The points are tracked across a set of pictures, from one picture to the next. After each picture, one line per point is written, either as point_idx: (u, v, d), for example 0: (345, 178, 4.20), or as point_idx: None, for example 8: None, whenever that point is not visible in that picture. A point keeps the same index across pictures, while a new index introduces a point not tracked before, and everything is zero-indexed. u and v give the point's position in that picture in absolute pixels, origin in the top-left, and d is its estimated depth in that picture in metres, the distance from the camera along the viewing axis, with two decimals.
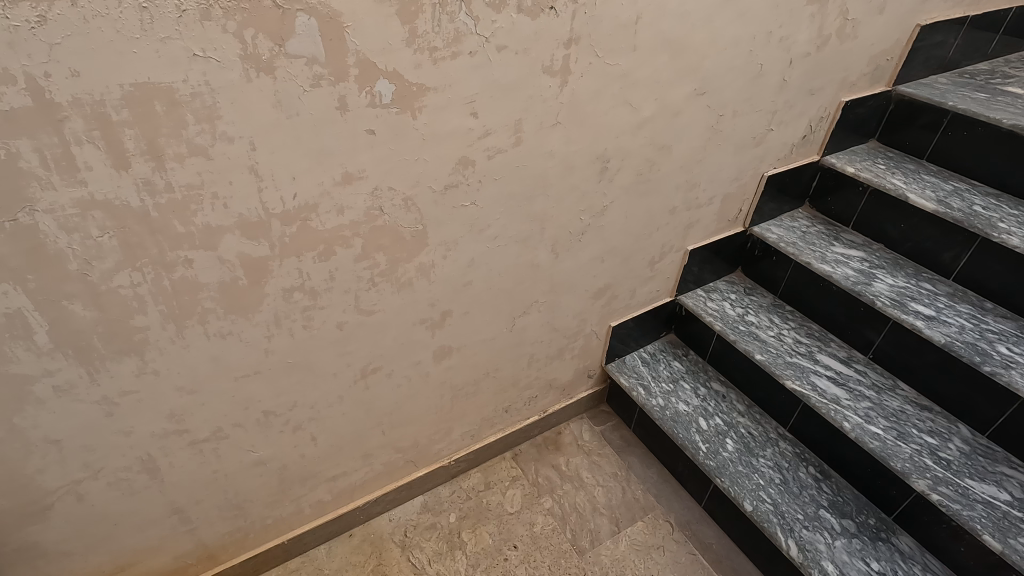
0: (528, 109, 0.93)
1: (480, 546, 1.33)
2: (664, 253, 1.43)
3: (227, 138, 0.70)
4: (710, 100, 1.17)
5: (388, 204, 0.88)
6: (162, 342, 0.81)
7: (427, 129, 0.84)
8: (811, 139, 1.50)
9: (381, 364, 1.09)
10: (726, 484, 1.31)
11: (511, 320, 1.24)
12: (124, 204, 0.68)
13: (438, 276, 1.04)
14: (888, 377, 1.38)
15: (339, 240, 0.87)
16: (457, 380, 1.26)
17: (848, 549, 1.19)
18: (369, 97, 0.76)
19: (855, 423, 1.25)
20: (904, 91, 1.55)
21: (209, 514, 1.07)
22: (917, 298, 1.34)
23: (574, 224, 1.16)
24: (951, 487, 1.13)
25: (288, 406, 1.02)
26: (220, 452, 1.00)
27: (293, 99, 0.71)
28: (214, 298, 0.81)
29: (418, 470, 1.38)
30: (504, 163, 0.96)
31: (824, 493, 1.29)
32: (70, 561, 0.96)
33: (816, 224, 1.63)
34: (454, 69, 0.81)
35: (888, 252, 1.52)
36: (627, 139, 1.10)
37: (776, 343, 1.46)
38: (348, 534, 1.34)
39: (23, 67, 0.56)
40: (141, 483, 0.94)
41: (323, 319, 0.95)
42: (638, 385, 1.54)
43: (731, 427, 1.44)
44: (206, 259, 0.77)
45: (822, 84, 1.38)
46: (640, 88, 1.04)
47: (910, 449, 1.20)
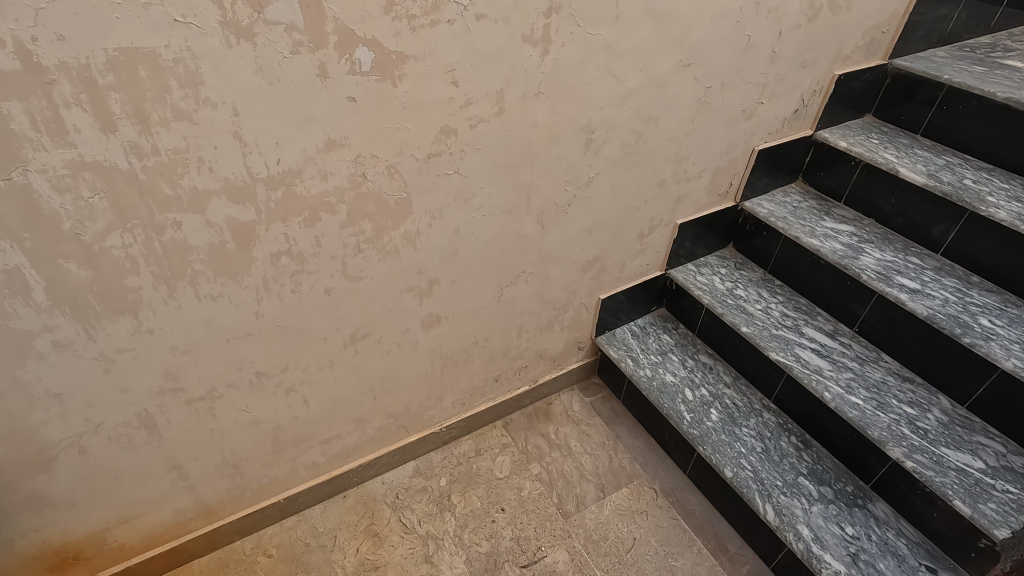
0: (510, 78, 0.94)
1: (469, 508, 1.38)
2: (654, 227, 1.45)
3: (210, 104, 0.72)
4: (697, 72, 1.18)
5: (372, 171, 0.91)
6: (155, 302, 0.85)
7: (409, 97, 0.86)
8: (804, 113, 1.50)
9: (370, 329, 1.13)
10: (708, 452, 1.34)
11: (499, 290, 1.27)
12: (113, 165, 0.71)
13: (424, 245, 1.07)
14: (872, 350, 1.39)
15: (324, 206, 0.90)
16: (446, 348, 1.29)
17: (824, 514, 1.22)
18: (349, 64, 0.79)
19: (835, 393, 1.28)
20: (900, 64, 1.54)
21: (206, 470, 1.12)
22: (903, 271, 1.35)
23: (561, 195, 1.19)
24: (926, 455, 1.15)
25: (279, 368, 1.06)
26: (215, 412, 1.04)
27: (274, 65, 0.74)
28: (204, 261, 0.85)
29: (410, 436, 1.43)
30: (487, 133, 0.98)
31: (804, 462, 1.32)
32: (76, 511, 1.01)
33: (809, 199, 1.63)
34: (434, 37, 0.83)
35: (879, 227, 1.53)
36: (613, 110, 1.12)
37: (763, 316, 1.48)
38: (341, 495, 1.39)
39: (12, 31, 0.59)
40: (140, 438, 0.99)
41: (311, 284, 0.98)
42: (627, 356, 1.57)
43: (717, 398, 1.47)
44: (195, 222, 0.81)
45: (815, 57, 1.38)
46: (624, 59, 1.05)
47: (888, 418, 1.22)
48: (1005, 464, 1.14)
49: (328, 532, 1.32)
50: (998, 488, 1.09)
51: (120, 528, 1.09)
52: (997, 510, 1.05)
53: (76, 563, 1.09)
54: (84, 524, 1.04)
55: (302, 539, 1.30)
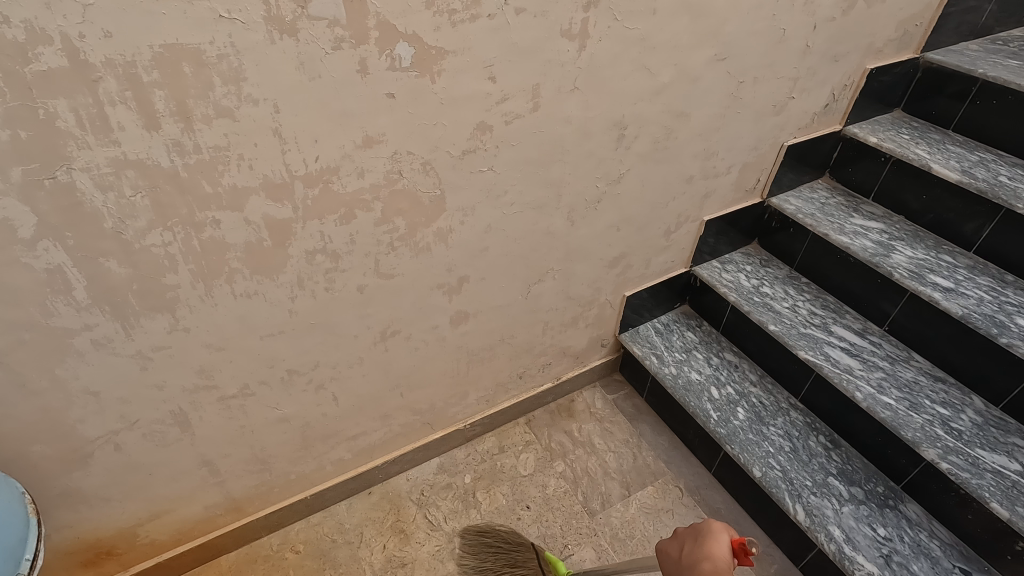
0: (546, 73, 0.93)
1: (494, 505, 1.38)
2: (680, 223, 1.43)
3: (252, 101, 0.71)
4: (730, 66, 1.16)
5: (407, 168, 0.90)
6: (192, 300, 0.85)
7: (446, 93, 0.85)
8: (834, 108, 1.47)
9: (399, 327, 1.12)
10: (736, 451, 1.33)
11: (526, 287, 1.25)
12: (155, 163, 0.70)
13: (455, 242, 1.06)
14: (902, 349, 1.38)
15: (359, 203, 0.89)
16: (473, 345, 1.28)
17: (855, 515, 1.21)
18: (389, 60, 0.77)
19: (867, 394, 1.26)
20: (932, 58, 1.51)
21: (236, 467, 1.12)
22: (936, 270, 1.34)
23: (591, 192, 1.17)
24: (961, 457, 1.13)
25: (310, 365, 1.06)
26: (247, 409, 1.04)
27: (316, 61, 0.73)
28: (241, 258, 0.84)
29: (435, 432, 1.42)
30: (522, 129, 0.97)
31: (834, 462, 1.31)
32: (109, 507, 1.01)
33: (836, 196, 1.60)
34: (473, 32, 0.81)
35: (908, 224, 1.50)
36: (645, 105, 1.10)
37: (791, 314, 1.46)
38: (367, 491, 1.39)
39: (60, 28, 0.58)
40: (172, 435, 0.99)
41: (344, 281, 0.97)
42: (651, 354, 1.55)
43: (743, 396, 1.45)
44: (233, 220, 0.80)
45: (847, 51, 1.35)
46: (660, 53, 1.03)
47: (921, 419, 1.21)
48: None
49: (354, 529, 1.32)
50: None
51: (151, 524, 1.09)
52: None
53: (108, 558, 1.09)
54: (117, 520, 1.04)
55: (329, 535, 1.30)
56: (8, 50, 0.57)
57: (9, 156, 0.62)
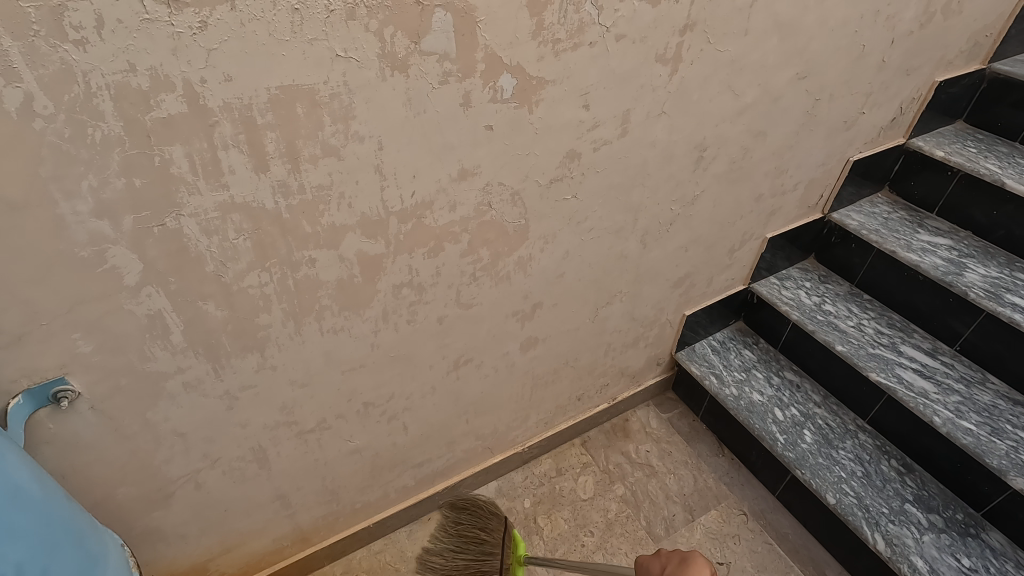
0: (638, 99, 0.90)
1: (557, 532, 1.35)
2: (744, 241, 1.40)
3: (359, 138, 0.69)
4: (810, 84, 1.12)
5: (497, 199, 0.87)
6: (282, 338, 0.82)
7: (542, 123, 0.82)
8: (900, 121, 1.43)
9: (472, 355, 1.09)
10: (807, 477, 1.29)
11: (594, 310, 1.22)
12: (261, 206, 0.68)
13: (534, 270, 1.03)
14: (976, 370, 1.34)
15: (449, 236, 0.86)
16: (539, 369, 1.26)
17: (937, 544, 1.17)
18: (492, 92, 0.75)
19: (946, 418, 1.22)
20: (1000, 68, 1.47)
21: (307, 499, 1.10)
22: (1012, 289, 1.30)
23: (665, 214, 1.14)
24: None
25: (385, 397, 1.03)
26: (322, 442, 1.02)
27: (422, 96, 0.70)
28: (332, 295, 0.82)
29: (495, 456, 1.40)
30: (609, 155, 0.94)
31: (909, 487, 1.27)
32: (185, 543, 0.99)
33: (898, 210, 1.57)
34: (575, 61, 0.78)
35: (977, 240, 1.46)
36: (727, 126, 1.06)
37: (857, 334, 1.43)
38: (427, 517, 1.37)
39: (183, 74, 0.55)
40: (250, 471, 0.96)
41: (426, 313, 0.95)
42: (710, 373, 1.52)
43: (809, 418, 1.42)
44: (328, 258, 0.77)
45: (920, 64, 1.31)
46: (747, 74, 1.00)
47: (1005, 445, 1.17)
48: None
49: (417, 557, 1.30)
50: None
51: (222, 558, 1.08)
52: None
53: None
54: (190, 556, 1.02)
55: (392, 563, 1.28)
56: (131, 98, 0.54)
57: (123, 204, 0.60)
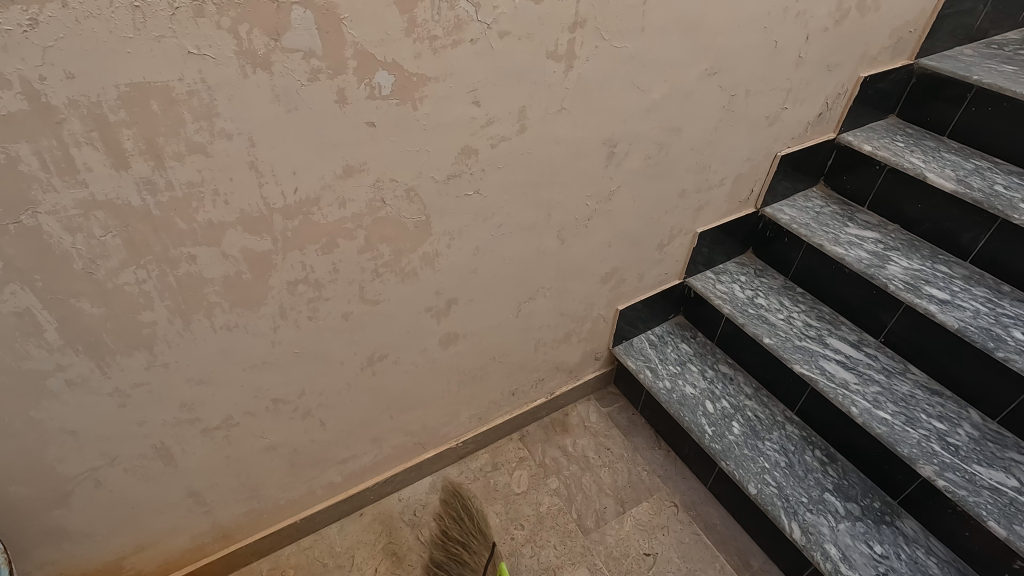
0: (533, 95, 0.90)
1: (487, 525, 1.37)
2: (673, 236, 1.41)
3: (226, 135, 0.69)
4: (723, 80, 1.13)
5: (390, 195, 0.88)
6: (170, 335, 0.82)
7: (430, 119, 0.83)
8: (827, 117, 1.45)
9: (387, 351, 1.10)
10: (731, 468, 1.31)
11: (517, 306, 1.23)
12: (125, 203, 0.68)
13: (443, 266, 1.03)
14: (898, 361, 1.36)
15: (342, 232, 0.87)
16: (464, 365, 1.27)
17: (852, 532, 1.20)
18: (368, 89, 0.75)
19: (863, 408, 1.25)
20: (926, 64, 1.49)
21: (223, 496, 1.10)
22: (931, 281, 1.32)
23: (581, 210, 1.15)
24: (958, 473, 1.13)
25: (296, 393, 1.03)
26: (232, 439, 1.02)
27: (292, 93, 0.70)
28: (220, 292, 0.82)
29: (427, 452, 1.41)
30: (509, 151, 0.95)
31: (830, 477, 1.30)
32: (93, 542, 0.99)
33: (831, 204, 1.59)
34: (456, 57, 0.79)
35: (904, 233, 1.49)
36: (636, 122, 1.07)
37: (786, 326, 1.45)
38: (358, 512, 1.38)
39: (19, 71, 0.55)
40: (155, 468, 0.97)
41: (328, 310, 0.95)
42: (645, 367, 1.54)
43: (738, 410, 1.44)
44: (210, 255, 0.78)
45: (841, 60, 1.33)
46: (651, 70, 1.01)
47: (918, 434, 1.20)
48: None
49: (346, 552, 1.31)
50: None
51: (138, 555, 1.08)
52: None
53: None
54: (100, 554, 1.02)
55: (320, 559, 1.29)
56: None
57: None
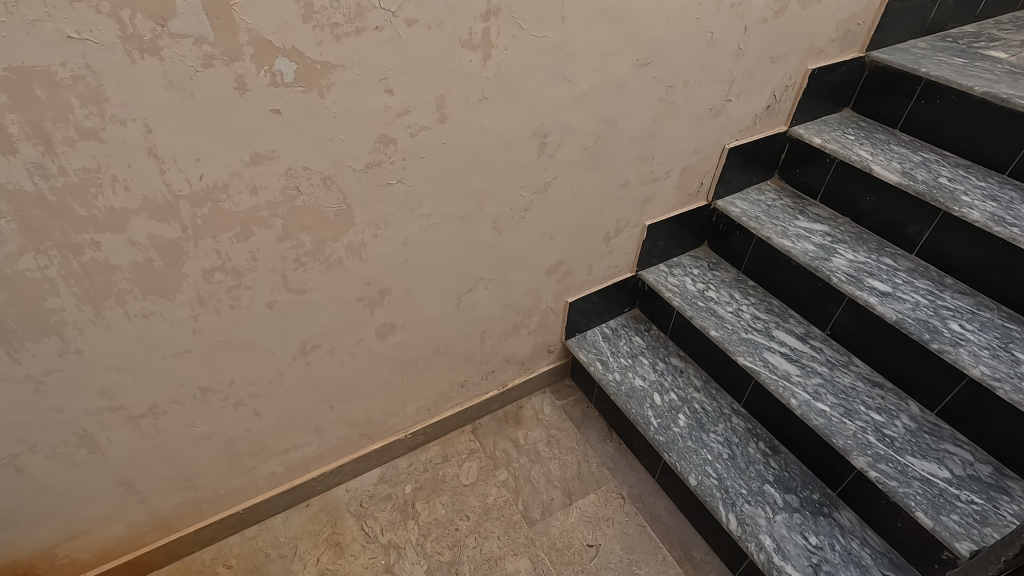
0: (451, 84, 0.90)
1: (433, 516, 1.37)
2: (621, 228, 1.41)
3: (119, 121, 0.69)
4: (657, 71, 1.13)
5: (305, 183, 0.88)
6: (81, 322, 0.83)
7: (340, 107, 0.83)
8: (776, 109, 1.45)
9: (319, 341, 1.10)
10: (673, 459, 1.31)
11: (457, 297, 1.24)
12: (17, 188, 0.68)
13: (371, 255, 1.04)
14: (843, 354, 1.37)
15: (257, 220, 0.87)
16: (406, 356, 1.27)
17: (788, 523, 1.20)
18: (269, 76, 0.75)
19: (802, 400, 1.25)
20: (877, 56, 1.49)
21: (157, 485, 1.11)
22: (875, 273, 1.32)
23: (516, 201, 1.15)
24: (891, 464, 1.13)
25: (225, 382, 1.04)
26: (160, 428, 1.02)
27: (186, 79, 0.70)
28: (131, 279, 0.82)
29: (374, 444, 1.41)
30: (430, 141, 0.95)
31: (771, 469, 1.30)
32: (21, 529, 1.00)
33: (784, 197, 1.59)
34: (361, 45, 0.79)
35: (854, 226, 1.49)
36: (567, 113, 1.08)
37: (733, 319, 1.45)
38: (305, 503, 1.38)
39: None
40: (80, 456, 0.97)
41: (250, 298, 0.96)
42: (596, 360, 1.54)
43: (686, 402, 1.44)
44: (115, 242, 0.78)
45: (785, 52, 1.33)
46: (577, 61, 1.01)
47: (855, 426, 1.20)
48: (972, 473, 1.12)
49: (289, 542, 1.31)
50: (962, 499, 1.07)
51: (70, 544, 1.08)
52: (960, 523, 1.03)
53: None
54: (30, 541, 1.03)
55: (263, 549, 1.29)
56: None
57: None
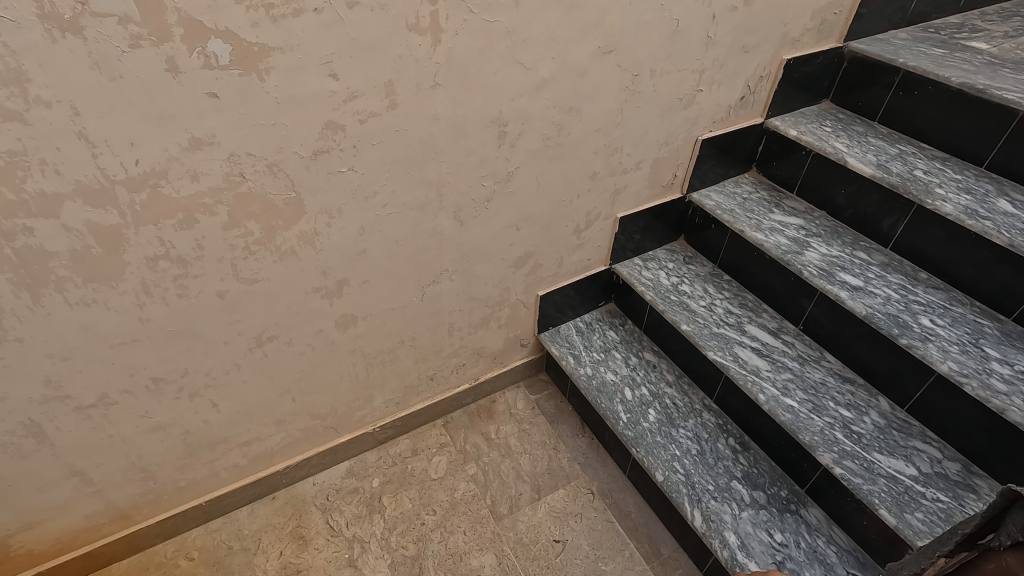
0: (399, 69, 0.89)
1: (399, 510, 1.36)
2: (591, 220, 1.39)
3: (43, 103, 0.68)
4: (620, 58, 1.11)
5: (249, 169, 0.86)
6: (19, 310, 0.81)
7: (282, 92, 0.82)
8: (751, 100, 1.43)
9: (276, 331, 1.09)
10: (641, 455, 1.29)
11: (420, 288, 1.22)
12: None
13: (325, 245, 1.02)
14: (815, 349, 1.35)
15: (200, 207, 0.86)
16: (369, 348, 1.26)
17: (754, 520, 1.18)
18: (203, 58, 0.74)
19: (770, 395, 1.23)
20: (855, 47, 1.46)
21: (113, 477, 1.10)
22: (847, 268, 1.30)
23: (477, 191, 1.13)
24: (857, 461, 1.11)
25: (177, 372, 1.03)
26: (111, 418, 1.01)
27: (113, 60, 0.69)
28: (68, 266, 0.81)
29: (342, 437, 1.40)
30: (380, 128, 0.93)
31: (740, 465, 1.28)
32: None
33: (760, 190, 1.56)
34: (300, 28, 0.78)
35: (829, 219, 1.47)
36: (526, 101, 1.06)
37: (706, 313, 1.43)
38: (271, 496, 1.37)
39: None
40: (28, 446, 0.96)
41: (199, 287, 0.94)
42: (568, 354, 1.52)
43: (657, 397, 1.42)
44: (49, 227, 0.77)
45: (758, 41, 1.31)
46: (533, 47, 0.99)
47: (822, 422, 1.18)
48: (939, 470, 1.10)
49: (252, 535, 1.30)
50: (927, 496, 1.05)
51: (24, 534, 1.08)
52: (923, 521, 1.01)
53: None
54: None
55: (226, 541, 1.28)
56: None
57: None
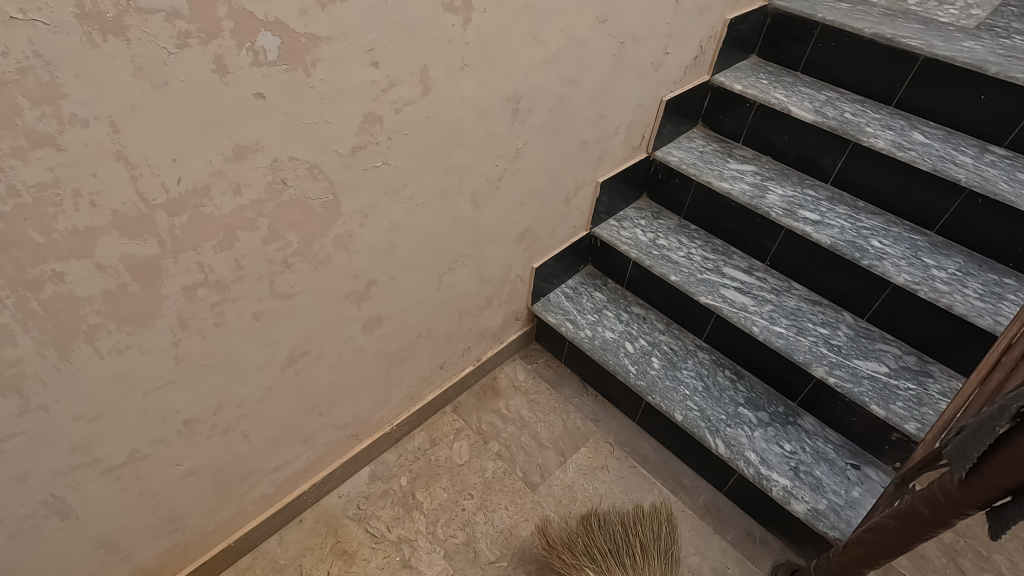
0: (434, 52, 0.84)
1: (436, 502, 1.35)
2: (578, 188, 1.43)
3: (80, 121, 0.57)
4: (612, 28, 1.14)
5: (292, 175, 0.78)
6: (44, 372, 0.69)
7: (326, 86, 0.74)
8: (702, 59, 1.53)
9: (307, 347, 1.01)
10: (657, 400, 1.40)
11: (438, 278, 1.19)
12: None
13: (358, 247, 0.96)
14: (783, 280, 1.52)
15: (242, 223, 0.77)
16: (390, 347, 1.21)
17: (765, 437, 1.34)
18: (251, 54, 0.65)
19: (762, 326, 1.38)
20: (778, 4, 1.62)
21: (141, 538, 0.97)
22: (804, 205, 1.47)
23: (492, 171, 1.12)
24: (844, 369, 1.30)
25: (211, 410, 0.92)
26: (141, 474, 0.89)
27: (158, 63, 0.59)
28: (101, 311, 0.69)
29: (363, 442, 1.34)
30: (414, 116, 0.88)
31: (740, 392, 1.43)
32: None
33: (711, 143, 1.70)
34: (347, 14, 0.71)
35: (775, 163, 1.64)
36: (537, 76, 1.05)
37: (687, 262, 1.55)
38: (297, 520, 1.29)
39: None
40: (51, 526, 0.82)
41: (236, 312, 0.85)
42: (565, 320, 1.57)
43: (655, 346, 1.53)
44: (82, 269, 0.65)
45: (711, 4, 1.40)
46: (546, 20, 0.99)
47: (808, 341, 1.36)
48: (903, 365, 1.32)
49: (291, 563, 1.22)
50: (901, 387, 1.27)
51: None
52: (904, 407, 1.22)
53: None
54: None
55: None
56: None
57: None
